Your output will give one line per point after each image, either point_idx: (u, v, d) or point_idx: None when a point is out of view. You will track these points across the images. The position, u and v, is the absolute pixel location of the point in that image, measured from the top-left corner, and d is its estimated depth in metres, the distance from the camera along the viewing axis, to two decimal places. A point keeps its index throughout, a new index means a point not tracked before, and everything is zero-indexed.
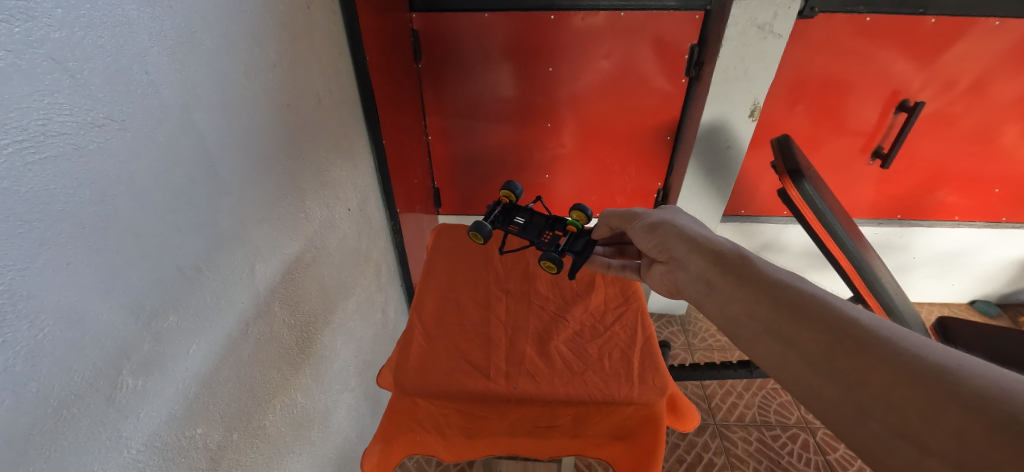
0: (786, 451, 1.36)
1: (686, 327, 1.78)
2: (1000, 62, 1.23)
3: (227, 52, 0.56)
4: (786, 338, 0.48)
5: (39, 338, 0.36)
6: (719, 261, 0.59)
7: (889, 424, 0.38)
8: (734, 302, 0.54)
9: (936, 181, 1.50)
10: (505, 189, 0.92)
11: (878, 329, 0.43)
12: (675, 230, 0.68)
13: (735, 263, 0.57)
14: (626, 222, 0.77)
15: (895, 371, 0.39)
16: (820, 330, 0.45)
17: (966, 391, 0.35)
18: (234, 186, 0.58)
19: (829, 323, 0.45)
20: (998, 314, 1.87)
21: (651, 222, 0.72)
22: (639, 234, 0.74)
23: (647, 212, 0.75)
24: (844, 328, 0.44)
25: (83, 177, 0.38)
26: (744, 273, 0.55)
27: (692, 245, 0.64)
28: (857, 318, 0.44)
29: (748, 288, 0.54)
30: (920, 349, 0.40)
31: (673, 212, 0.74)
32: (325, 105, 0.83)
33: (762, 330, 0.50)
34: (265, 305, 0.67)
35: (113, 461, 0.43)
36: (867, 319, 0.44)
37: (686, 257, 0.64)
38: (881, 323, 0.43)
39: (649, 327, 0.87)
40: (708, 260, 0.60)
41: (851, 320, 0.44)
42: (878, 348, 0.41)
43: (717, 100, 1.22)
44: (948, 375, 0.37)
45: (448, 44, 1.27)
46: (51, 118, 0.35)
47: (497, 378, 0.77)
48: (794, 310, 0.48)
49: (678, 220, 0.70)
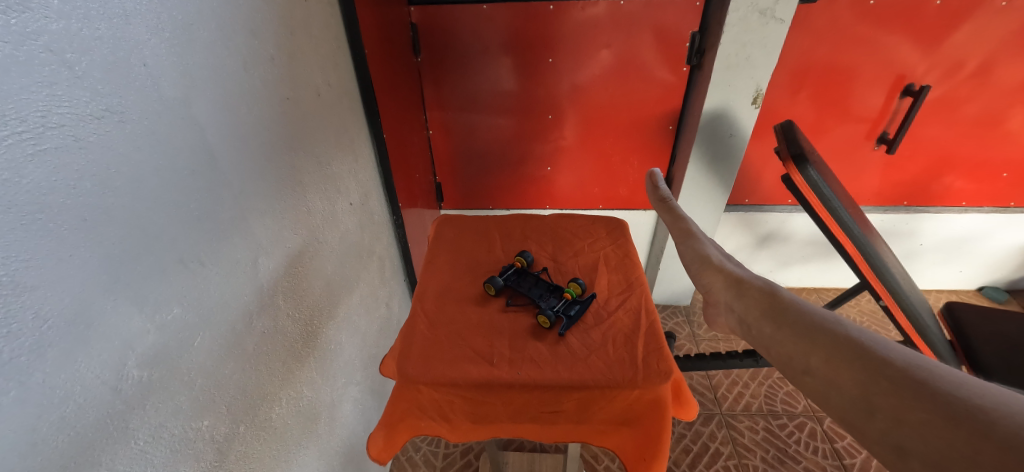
0: (793, 440, 1.35)
1: (690, 318, 1.78)
2: (1005, 44, 1.22)
3: (227, 44, 0.56)
4: (823, 372, 0.47)
5: (43, 329, 0.36)
6: (764, 302, 0.59)
7: (929, 461, 0.37)
8: (776, 344, 0.54)
9: (942, 167, 1.48)
10: (517, 256, 0.96)
11: (915, 370, 0.42)
12: (722, 274, 0.71)
13: (782, 310, 0.56)
14: (686, 240, 0.85)
15: (929, 410, 0.38)
16: (852, 366, 0.45)
17: (1001, 429, 0.34)
18: (235, 178, 0.58)
19: (866, 362, 0.45)
20: (1008, 300, 1.84)
21: (703, 263, 0.76)
22: (691, 269, 0.78)
23: (696, 253, 0.79)
24: (879, 365, 0.44)
25: (84, 168, 0.38)
26: (790, 318, 0.54)
27: (739, 288, 0.65)
28: (894, 358, 0.44)
29: (788, 331, 0.53)
30: (956, 390, 0.39)
31: (724, 258, 0.77)
32: (325, 98, 0.83)
33: (802, 367, 0.49)
34: (268, 298, 0.67)
35: (121, 451, 0.43)
36: (902, 360, 0.43)
37: (732, 299, 0.65)
38: (916, 361, 0.43)
39: (653, 312, 0.85)
40: (753, 300, 0.61)
41: (885, 360, 0.44)
42: (914, 385, 0.41)
43: (719, 88, 1.21)
44: (981, 415, 0.36)
45: (447, 37, 1.26)
46: (50, 110, 0.35)
47: (500, 364, 0.76)
48: (831, 343, 0.48)
49: (727, 265, 0.73)
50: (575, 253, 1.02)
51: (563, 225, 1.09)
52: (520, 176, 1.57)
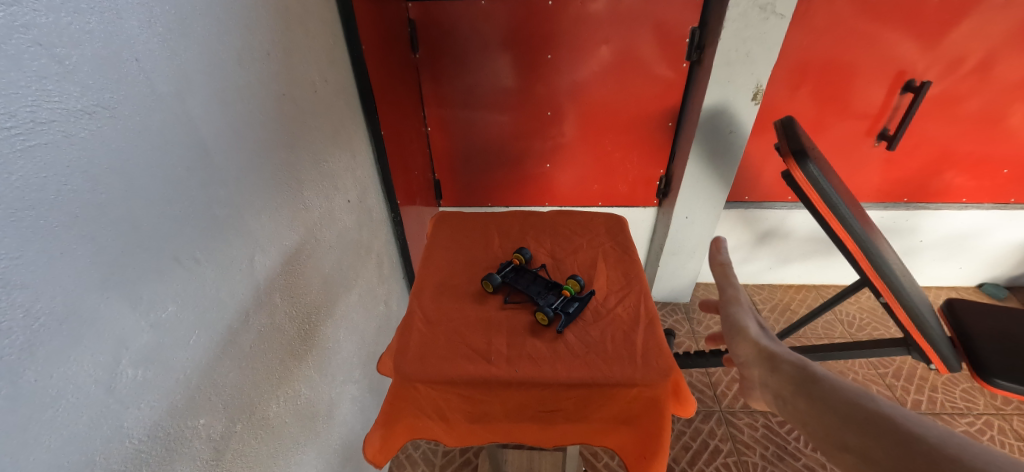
0: (793, 437, 1.35)
1: (690, 314, 1.78)
2: (1006, 40, 1.21)
3: (221, 39, 0.55)
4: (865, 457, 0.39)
5: (34, 328, 0.36)
6: (786, 365, 0.53)
7: None
8: (806, 417, 0.46)
9: (943, 163, 1.48)
10: (516, 252, 0.96)
11: (976, 454, 0.34)
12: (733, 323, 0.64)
13: (809, 379, 0.49)
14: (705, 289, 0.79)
15: None
16: (899, 452, 0.37)
17: None
18: (230, 174, 0.57)
19: (909, 443, 0.37)
20: (1007, 296, 1.83)
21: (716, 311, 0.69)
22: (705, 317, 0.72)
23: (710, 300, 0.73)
24: (931, 449, 0.36)
25: (75, 164, 0.37)
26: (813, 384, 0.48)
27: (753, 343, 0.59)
28: (944, 438, 0.36)
29: (815, 402, 0.46)
30: None
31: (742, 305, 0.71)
32: (321, 94, 0.82)
33: (837, 446, 0.42)
34: (265, 296, 0.67)
35: (114, 451, 0.43)
36: (964, 447, 0.35)
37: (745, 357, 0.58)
38: (980, 448, 0.34)
39: (653, 309, 0.85)
40: (771, 361, 0.54)
41: (940, 445, 0.36)
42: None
43: (719, 84, 1.21)
44: None
45: (445, 33, 1.25)
46: (39, 105, 0.35)
47: (497, 362, 0.75)
48: (863, 419, 0.41)
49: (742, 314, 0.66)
50: (574, 249, 1.01)
51: (562, 221, 1.09)
52: (519, 173, 1.56)
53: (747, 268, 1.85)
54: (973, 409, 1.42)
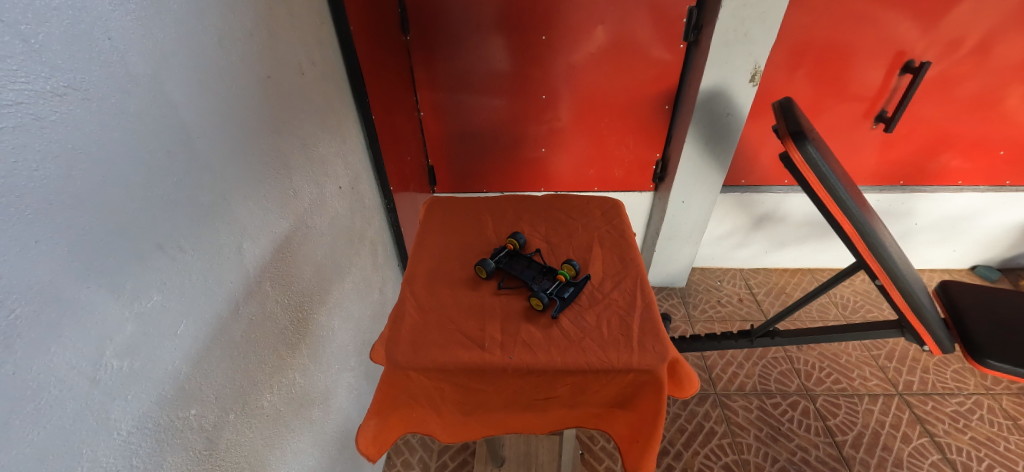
0: (786, 418, 1.37)
1: (686, 299, 1.79)
2: (1008, 20, 1.19)
3: (200, 19, 0.53)
4: None
5: (11, 319, 0.34)
6: None
7: None
8: None
9: (940, 146, 1.47)
10: (511, 237, 0.94)
11: None
12: None
13: None
14: None
15: None
16: None
17: None
18: (214, 160, 0.56)
19: None
20: (999, 278, 1.84)
21: None
22: None
23: None
24: None
25: (47, 149, 0.36)
26: None
27: None
28: None
29: None
30: None
31: None
32: (308, 78, 0.79)
33: None
34: (256, 285, 0.66)
35: (102, 444, 0.42)
36: None
37: None
38: None
39: (649, 294, 0.84)
40: None
41: None
42: None
43: (717, 65, 1.19)
44: None
45: (436, 14, 1.21)
46: (6, 86, 0.32)
47: (492, 348, 0.75)
48: None
49: None
50: (568, 234, 1.00)
51: (556, 206, 1.08)
52: (515, 158, 1.54)
53: (742, 253, 1.85)
54: (964, 389, 1.45)
